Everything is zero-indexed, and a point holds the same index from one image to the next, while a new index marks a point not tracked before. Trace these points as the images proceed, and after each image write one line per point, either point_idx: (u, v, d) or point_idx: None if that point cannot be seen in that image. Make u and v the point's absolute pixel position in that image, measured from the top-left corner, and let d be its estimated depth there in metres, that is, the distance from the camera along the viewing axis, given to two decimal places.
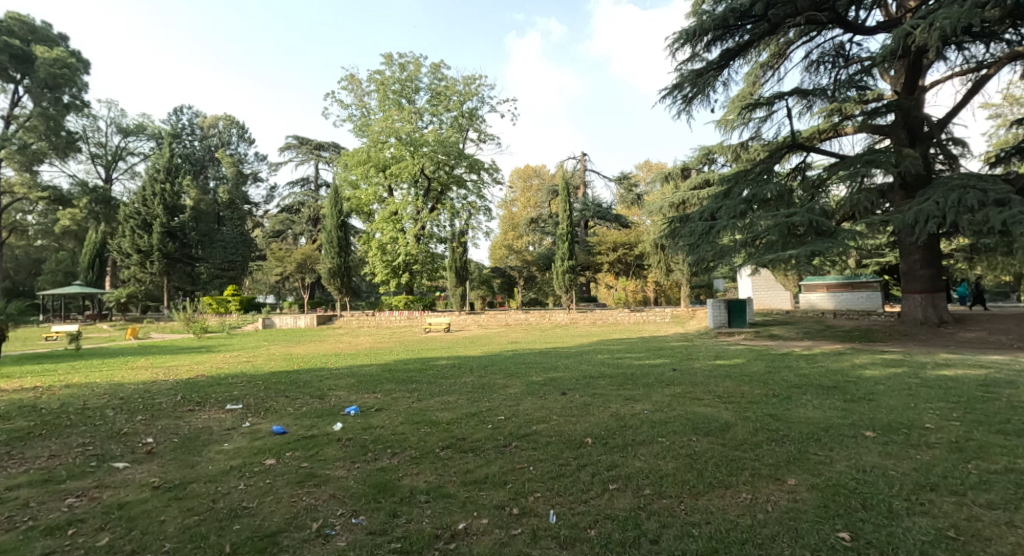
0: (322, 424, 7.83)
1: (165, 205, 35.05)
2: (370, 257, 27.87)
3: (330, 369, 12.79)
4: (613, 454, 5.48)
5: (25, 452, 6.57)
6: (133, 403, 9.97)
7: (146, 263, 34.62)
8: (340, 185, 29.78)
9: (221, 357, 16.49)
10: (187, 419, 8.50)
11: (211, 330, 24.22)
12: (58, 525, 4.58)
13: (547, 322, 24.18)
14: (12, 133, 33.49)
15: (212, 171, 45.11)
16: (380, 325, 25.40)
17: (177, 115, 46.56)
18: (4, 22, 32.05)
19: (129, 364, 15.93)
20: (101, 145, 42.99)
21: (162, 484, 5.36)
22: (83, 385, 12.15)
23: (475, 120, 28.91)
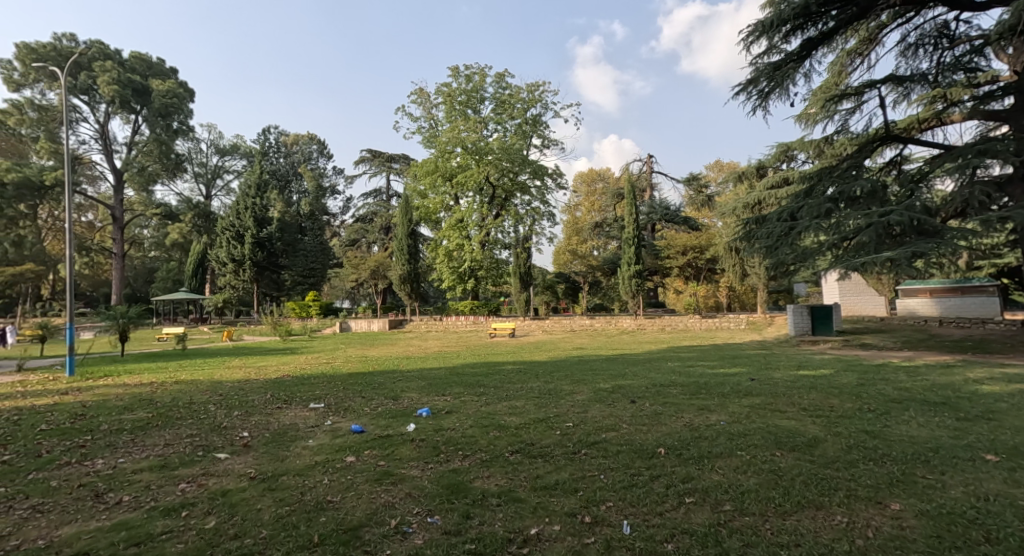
0: (397, 425, 8.02)
1: (255, 217, 37.52)
2: (438, 263, 28.49)
3: (402, 372, 13.12)
4: (688, 466, 5.31)
5: (145, 440, 7.17)
6: (231, 399, 10.68)
7: (239, 271, 37.04)
8: (409, 194, 30.66)
9: (303, 359, 17.32)
10: (276, 415, 8.98)
11: (294, 333, 25.59)
12: (173, 507, 4.96)
13: (614, 328, 23.85)
14: (132, 158, 36.92)
15: (295, 186, 47.60)
16: (448, 330, 25.89)
17: (265, 133, 49.53)
18: (128, 61, 35.82)
19: (225, 363, 17.10)
20: (202, 164, 46.43)
21: (257, 475, 5.69)
22: (188, 382, 13.17)
23: (539, 126, 28.91)
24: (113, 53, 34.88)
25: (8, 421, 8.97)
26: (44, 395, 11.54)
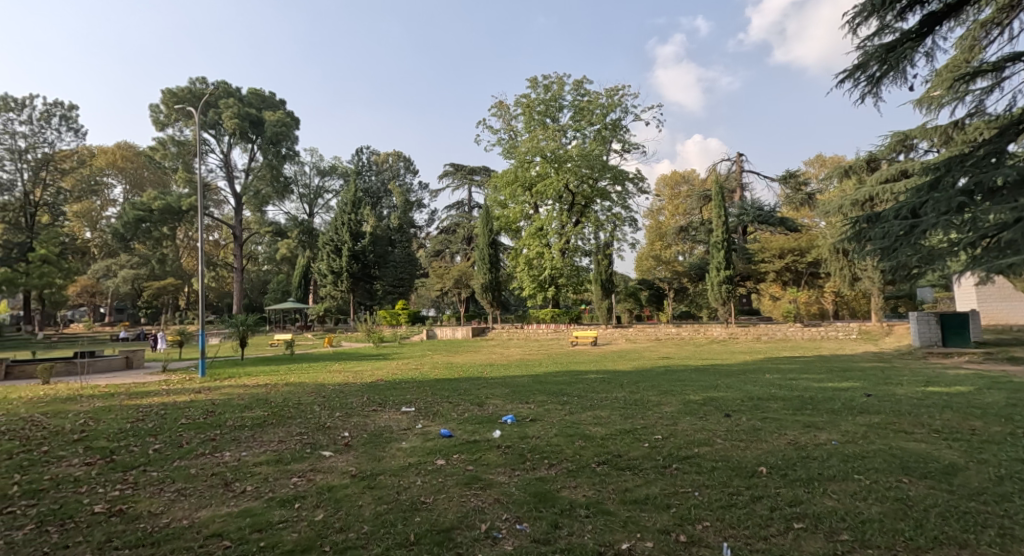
0: (483, 431, 8.13)
1: (351, 232, 39.71)
2: (518, 272, 28.70)
3: (486, 378, 13.26)
4: (795, 488, 4.95)
5: (264, 436, 7.79)
6: (332, 401, 11.37)
7: (337, 282, 39.32)
8: (490, 205, 31.23)
9: (393, 364, 18.06)
10: (376, 418, 9.58)
11: (386, 340, 26.81)
12: (287, 499, 5.31)
13: (702, 337, 22.93)
14: (247, 183, 40.25)
15: (386, 202, 49.73)
16: (529, 338, 26.00)
17: (360, 154, 52.31)
18: (248, 97, 39.19)
19: (328, 368, 18.13)
20: (306, 186, 49.77)
21: (358, 472, 5.96)
22: (296, 384, 14.13)
23: (619, 131, 28.44)
24: (234, 90, 38.55)
25: (156, 415, 10.09)
26: (182, 393, 13.12)
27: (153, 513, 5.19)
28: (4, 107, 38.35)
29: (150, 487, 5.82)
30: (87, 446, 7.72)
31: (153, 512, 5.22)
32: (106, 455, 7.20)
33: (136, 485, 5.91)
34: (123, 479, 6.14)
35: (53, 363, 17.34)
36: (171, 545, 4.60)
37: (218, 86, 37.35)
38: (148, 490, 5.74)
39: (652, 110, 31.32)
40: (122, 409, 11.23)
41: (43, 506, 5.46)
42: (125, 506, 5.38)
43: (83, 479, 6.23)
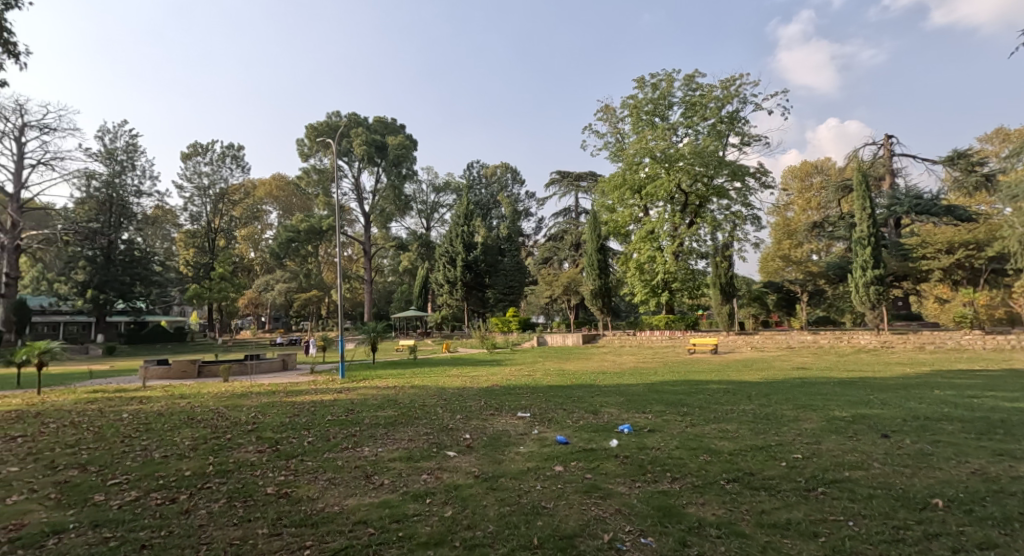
0: (599, 440, 8.36)
1: (464, 243, 41.13)
2: (629, 277, 28.08)
3: (600, 386, 13.03)
4: (986, 528, 4.22)
5: (394, 434, 9.53)
6: (453, 403, 12.50)
7: (453, 290, 41.33)
8: (598, 211, 30.87)
9: (507, 370, 18.29)
10: (490, 422, 10.36)
11: (499, 347, 27.34)
12: (420, 494, 6.23)
13: (846, 345, 20.74)
14: (373, 203, 43.22)
15: (495, 212, 50.86)
16: (641, 345, 25.19)
17: (470, 168, 54.08)
18: (374, 124, 42.26)
19: (447, 372, 18.82)
20: (423, 202, 52.47)
21: (480, 474, 6.82)
22: (420, 389, 14.93)
23: (736, 123, 26.69)
24: (361, 120, 41.80)
25: (308, 410, 11.96)
26: (326, 392, 14.72)
27: (312, 497, 6.35)
28: (191, 153, 45.37)
29: (307, 475, 7.17)
30: (259, 436, 9.65)
31: (311, 497, 6.40)
32: (272, 444, 9.03)
33: (296, 473, 7.34)
34: (287, 466, 7.66)
35: (230, 364, 19.80)
36: (328, 527, 5.52)
37: (348, 117, 40.85)
38: (305, 478, 7.03)
39: (775, 97, 28.31)
40: (282, 405, 12.79)
41: (230, 484, 6.98)
42: (289, 489, 6.66)
43: (257, 463, 7.90)
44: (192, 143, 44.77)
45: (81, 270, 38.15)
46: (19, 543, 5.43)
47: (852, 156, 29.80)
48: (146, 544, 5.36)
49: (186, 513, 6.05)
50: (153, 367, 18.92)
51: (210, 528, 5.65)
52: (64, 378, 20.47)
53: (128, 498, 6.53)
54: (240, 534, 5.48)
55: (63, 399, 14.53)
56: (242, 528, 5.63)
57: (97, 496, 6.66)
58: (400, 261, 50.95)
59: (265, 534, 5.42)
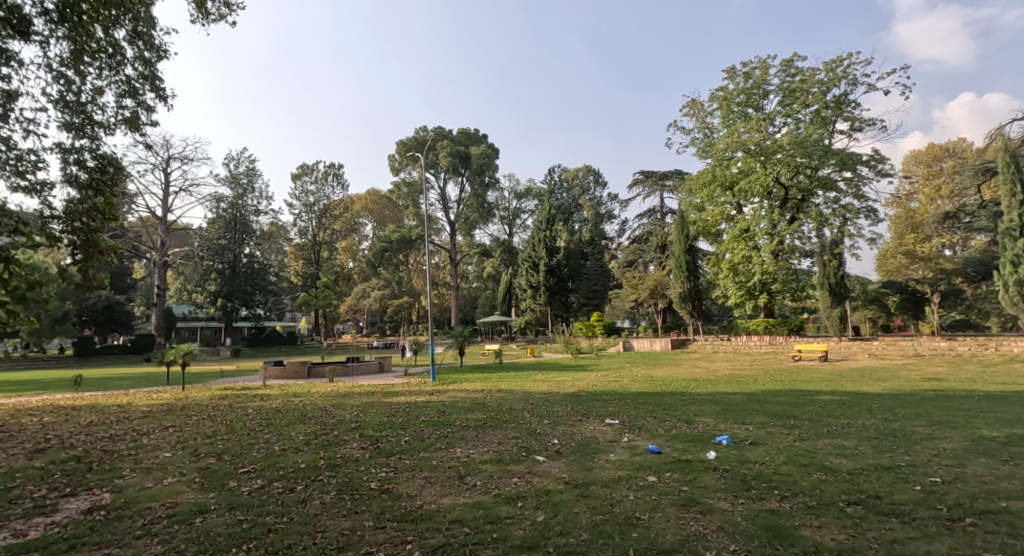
0: (695, 451, 7.94)
1: (547, 248, 40.93)
2: (721, 278, 26.81)
3: (693, 394, 12.38)
4: None
5: (484, 437, 9.59)
6: (540, 409, 12.35)
7: (536, 295, 41.28)
8: (686, 210, 29.76)
9: (594, 376, 17.89)
10: (578, 428, 10.13)
11: (584, 352, 26.80)
12: (511, 497, 6.39)
13: (990, 353, 18.27)
14: (458, 212, 44.26)
15: (577, 216, 50.28)
16: (738, 351, 23.88)
17: (550, 173, 53.91)
18: (458, 137, 43.23)
19: (533, 377, 18.72)
20: (505, 208, 53.01)
21: (571, 480, 6.86)
22: (507, 394, 14.98)
23: (844, 108, 24.51)
24: (446, 132, 43.06)
25: (403, 411, 12.33)
26: (418, 394, 15.12)
27: (410, 495, 6.74)
28: (299, 173, 49.14)
29: (406, 472, 7.58)
30: (361, 433, 10.07)
31: (410, 494, 6.80)
32: (373, 441, 9.44)
33: (395, 470, 7.75)
34: (387, 463, 8.08)
35: (335, 365, 20.95)
36: (426, 524, 5.87)
37: (434, 131, 42.26)
38: (404, 475, 7.45)
39: (893, 75, 25.31)
40: (381, 405, 13.31)
41: (339, 477, 7.49)
42: (390, 485, 7.09)
43: (361, 459, 8.35)
44: (300, 164, 48.49)
45: (214, 281, 42.71)
46: (171, 519, 6.24)
47: (990, 136, 26.32)
48: (272, 528, 5.94)
49: (303, 502, 6.61)
50: (271, 367, 20.43)
51: (324, 517, 6.16)
52: (200, 377, 22.64)
53: (255, 486, 7.24)
54: (349, 524, 5.93)
55: (200, 395, 16.07)
56: (351, 519, 6.09)
57: (231, 482, 7.44)
58: (485, 267, 51.64)
59: (371, 526, 5.84)
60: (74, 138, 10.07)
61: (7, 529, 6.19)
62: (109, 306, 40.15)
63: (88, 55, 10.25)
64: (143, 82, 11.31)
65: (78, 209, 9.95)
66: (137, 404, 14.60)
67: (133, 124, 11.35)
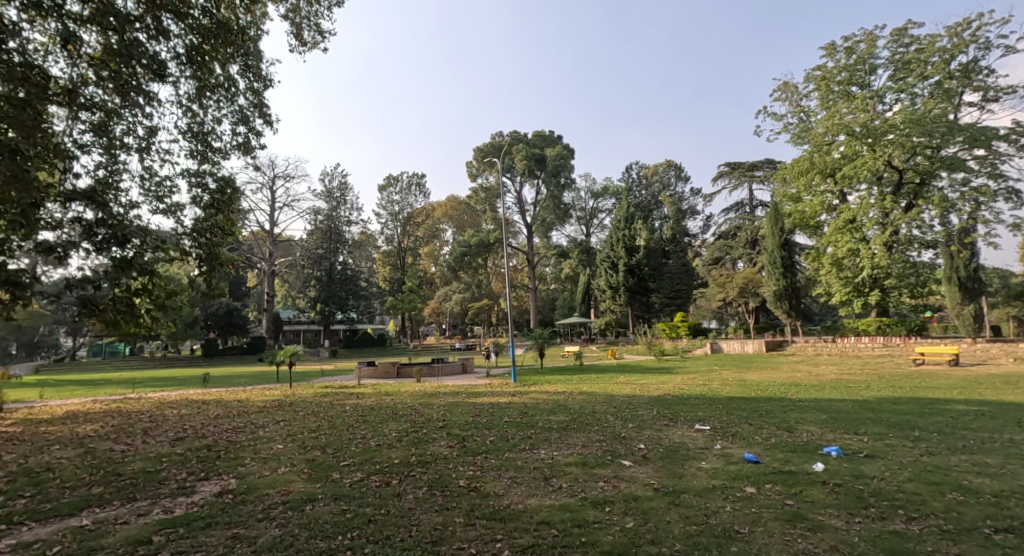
0: (799, 461, 7.32)
1: (626, 247, 39.96)
2: (823, 274, 25.03)
3: (793, 400, 11.47)
4: None
5: (568, 439, 9.36)
6: (625, 412, 11.89)
7: (616, 295, 40.35)
8: (781, 201, 28.04)
9: (680, 378, 17.14)
10: (665, 433, 9.65)
11: (669, 353, 25.84)
12: (598, 501, 6.22)
13: None
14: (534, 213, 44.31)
15: (657, 214, 48.75)
16: (845, 353, 22.11)
17: (628, 171, 52.63)
18: (533, 139, 43.15)
19: (615, 379, 18.25)
20: (582, 208, 52.41)
21: (660, 487, 6.60)
22: (589, 396, 14.69)
23: (974, 75, 21.90)
24: (522, 136, 43.20)
25: (486, 411, 12.33)
26: (500, 396, 15.13)
27: (497, 494, 6.72)
28: (385, 184, 51.38)
29: (492, 471, 7.56)
30: (448, 432, 10.16)
31: (497, 493, 6.77)
32: (460, 440, 9.47)
33: (482, 468, 7.72)
34: (474, 462, 8.05)
35: (422, 366, 21.56)
36: (514, 523, 5.83)
37: (510, 135, 42.58)
38: (491, 474, 7.46)
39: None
40: (465, 405, 13.43)
41: (430, 473, 7.58)
42: (478, 484, 7.10)
43: (450, 457, 8.39)
44: (386, 175, 50.63)
45: (314, 287, 45.58)
46: (286, 506, 6.55)
47: None
48: (371, 519, 6.09)
49: (398, 497, 6.75)
50: (364, 367, 21.35)
51: (418, 511, 6.26)
52: (302, 376, 24.08)
53: (356, 478, 7.46)
54: (441, 519, 6.00)
55: (303, 392, 17.02)
56: (442, 514, 6.16)
57: (335, 473, 7.70)
58: (562, 268, 51.31)
59: (461, 522, 5.89)
60: (197, 163, 10.98)
61: (157, 506, 6.79)
62: (228, 311, 44.02)
63: (210, 90, 11.27)
64: (253, 110, 12.15)
65: (203, 226, 10.89)
66: (254, 400, 15.72)
67: (246, 149, 12.19)
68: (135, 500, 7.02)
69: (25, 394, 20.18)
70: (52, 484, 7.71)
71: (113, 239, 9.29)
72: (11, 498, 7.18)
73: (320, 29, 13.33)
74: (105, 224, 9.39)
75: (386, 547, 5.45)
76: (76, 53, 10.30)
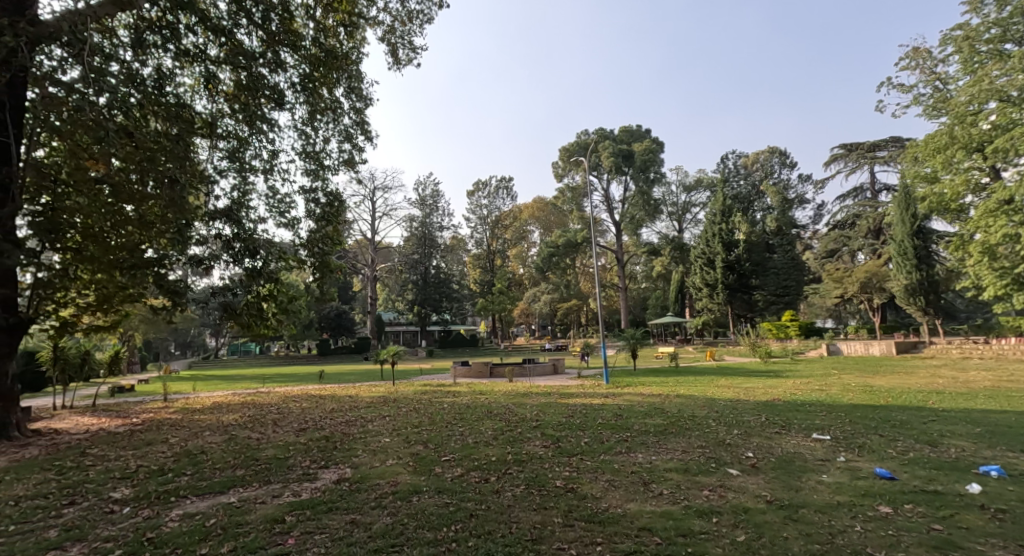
0: (946, 480, 6.45)
1: (723, 242, 37.87)
2: (972, 266, 22.15)
3: (935, 411, 10.07)
4: None
5: (666, 444, 8.74)
6: (728, 417, 11.04)
7: (713, 294, 38.32)
8: (912, 182, 25.01)
9: (793, 382, 15.80)
10: (777, 442, 8.77)
11: (776, 355, 23.97)
12: (705, 511, 5.87)
13: None
14: (624, 211, 43.32)
15: (759, 205, 45.72)
16: (999, 356, 19.39)
17: (724, 161, 49.81)
18: (619, 135, 42.06)
19: (716, 382, 17.17)
20: (674, 204, 50.42)
21: (774, 500, 6.10)
22: (690, 399, 13.90)
23: None
24: (608, 133, 42.34)
25: (580, 413, 11.95)
26: (593, 396, 14.64)
27: (595, 496, 6.41)
28: (474, 189, 52.32)
29: (589, 472, 7.21)
30: (543, 432, 9.87)
31: (595, 495, 6.45)
32: (554, 440, 9.15)
33: (578, 469, 7.38)
34: (569, 462, 7.72)
35: (513, 366, 21.54)
36: (613, 527, 5.59)
37: (596, 133, 41.83)
38: (588, 475, 7.12)
39: None
40: (558, 405, 13.15)
41: (526, 472, 7.36)
42: (574, 485, 6.79)
43: (545, 457, 8.11)
44: (475, 180, 51.60)
45: (410, 290, 47.44)
46: (395, 495, 6.58)
47: None
48: (473, 513, 6.01)
49: (497, 493, 6.58)
50: (458, 367, 21.62)
51: (517, 509, 6.09)
52: (405, 374, 25.03)
53: (456, 473, 7.38)
54: (539, 518, 5.82)
55: (405, 390, 17.54)
56: (541, 513, 5.97)
57: (437, 467, 7.69)
58: (654, 266, 49.52)
59: (560, 523, 5.70)
60: (309, 179, 11.66)
61: (288, 489, 7.06)
62: (338, 313, 46.84)
63: (320, 113, 11.94)
64: (357, 128, 12.64)
65: (315, 238, 11.59)
66: (362, 396, 16.39)
67: (350, 165, 12.68)
68: (270, 482, 7.36)
69: (177, 386, 22.66)
70: (205, 464, 8.32)
71: (246, 252, 10.31)
72: (176, 475, 7.83)
73: (412, 46, 13.60)
74: (240, 239, 10.46)
75: (488, 542, 5.37)
76: (215, 91, 11.63)
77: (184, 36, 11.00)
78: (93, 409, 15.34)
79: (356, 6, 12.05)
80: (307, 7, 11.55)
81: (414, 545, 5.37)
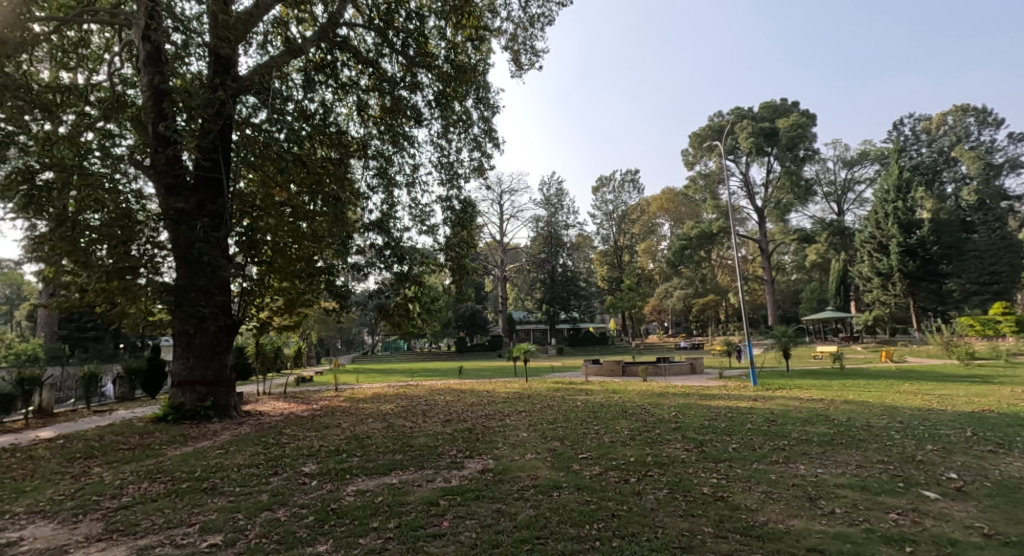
0: None
1: (900, 224, 32.84)
2: None
3: None
4: None
5: (834, 455, 7.24)
6: (916, 429, 9.04)
7: (887, 286, 33.50)
8: None
9: (1010, 391, 12.78)
10: (993, 462, 6.88)
11: (980, 356, 19.96)
12: (894, 537, 4.60)
13: None
14: (768, 196, 39.67)
15: (948, 174, 39.36)
16: None
17: (897, 129, 43.47)
18: (760, 113, 38.40)
19: (895, 387, 14.52)
20: (831, 182, 44.98)
21: (996, 534, 4.63)
22: (862, 405, 11.85)
23: None
24: (746, 112, 38.89)
25: (725, 416, 10.56)
26: (741, 399, 13.07)
27: (750, 508, 5.34)
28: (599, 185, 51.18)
29: (741, 481, 6.10)
30: (682, 435, 8.77)
31: (749, 507, 5.38)
32: (697, 444, 8.05)
33: (727, 477, 6.29)
34: (715, 469, 6.64)
35: (646, 365, 20.28)
36: (778, 544, 4.55)
37: (732, 113, 38.69)
38: (740, 484, 6.02)
39: None
40: (696, 408, 11.84)
41: (668, 475, 6.44)
42: (724, 493, 5.75)
43: (687, 461, 7.06)
44: (600, 175, 50.56)
45: (540, 289, 47.47)
46: (536, 489, 6.02)
47: None
48: (615, 514, 5.25)
49: (638, 495, 5.76)
50: (589, 366, 20.77)
51: (661, 514, 5.23)
52: (537, 372, 24.79)
53: (595, 471, 6.67)
54: (686, 526, 4.91)
55: (538, 387, 17.11)
56: (688, 520, 5.05)
57: (574, 465, 7.01)
58: (806, 254, 44.56)
59: (711, 533, 4.76)
60: (444, 189, 11.67)
61: (439, 475, 6.82)
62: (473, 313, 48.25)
63: (452, 126, 11.89)
64: (486, 136, 12.44)
65: (451, 243, 11.55)
66: (498, 391, 16.27)
67: (481, 172, 12.53)
68: (423, 468, 7.17)
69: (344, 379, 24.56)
70: (370, 448, 8.44)
71: (393, 258, 10.65)
72: (348, 455, 8.00)
73: (535, 50, 13.15)
74: (388, 247, 10.82)
75: (633, 545, 4.60)
76: (366, 116, 12.24)
77: (341, 69, 11.84)
78: (284, 396, 17.00)
79: (482, 19, 11.90)
80: (439, 27, 11.62)
81: (556, 540, 4.75)
